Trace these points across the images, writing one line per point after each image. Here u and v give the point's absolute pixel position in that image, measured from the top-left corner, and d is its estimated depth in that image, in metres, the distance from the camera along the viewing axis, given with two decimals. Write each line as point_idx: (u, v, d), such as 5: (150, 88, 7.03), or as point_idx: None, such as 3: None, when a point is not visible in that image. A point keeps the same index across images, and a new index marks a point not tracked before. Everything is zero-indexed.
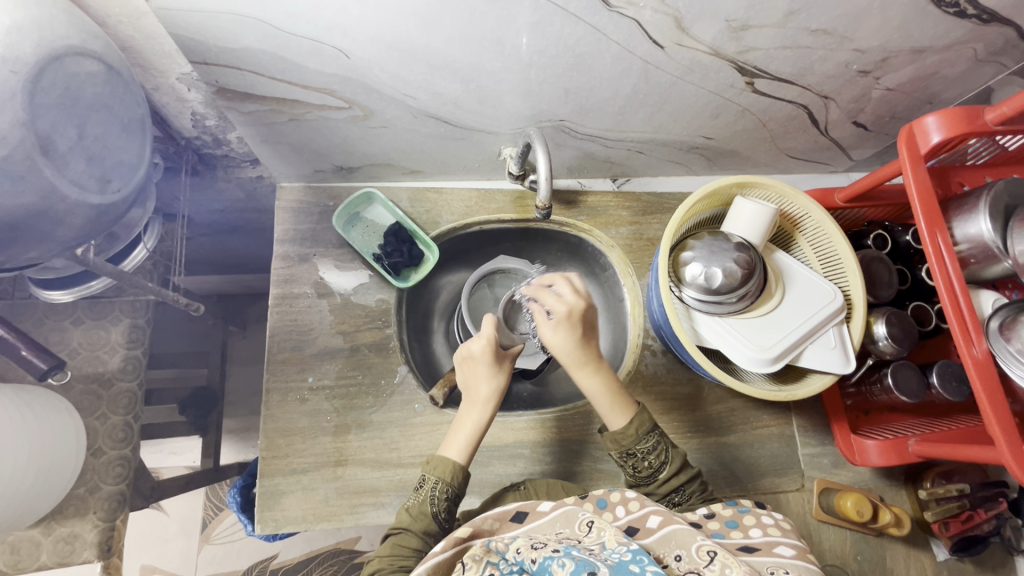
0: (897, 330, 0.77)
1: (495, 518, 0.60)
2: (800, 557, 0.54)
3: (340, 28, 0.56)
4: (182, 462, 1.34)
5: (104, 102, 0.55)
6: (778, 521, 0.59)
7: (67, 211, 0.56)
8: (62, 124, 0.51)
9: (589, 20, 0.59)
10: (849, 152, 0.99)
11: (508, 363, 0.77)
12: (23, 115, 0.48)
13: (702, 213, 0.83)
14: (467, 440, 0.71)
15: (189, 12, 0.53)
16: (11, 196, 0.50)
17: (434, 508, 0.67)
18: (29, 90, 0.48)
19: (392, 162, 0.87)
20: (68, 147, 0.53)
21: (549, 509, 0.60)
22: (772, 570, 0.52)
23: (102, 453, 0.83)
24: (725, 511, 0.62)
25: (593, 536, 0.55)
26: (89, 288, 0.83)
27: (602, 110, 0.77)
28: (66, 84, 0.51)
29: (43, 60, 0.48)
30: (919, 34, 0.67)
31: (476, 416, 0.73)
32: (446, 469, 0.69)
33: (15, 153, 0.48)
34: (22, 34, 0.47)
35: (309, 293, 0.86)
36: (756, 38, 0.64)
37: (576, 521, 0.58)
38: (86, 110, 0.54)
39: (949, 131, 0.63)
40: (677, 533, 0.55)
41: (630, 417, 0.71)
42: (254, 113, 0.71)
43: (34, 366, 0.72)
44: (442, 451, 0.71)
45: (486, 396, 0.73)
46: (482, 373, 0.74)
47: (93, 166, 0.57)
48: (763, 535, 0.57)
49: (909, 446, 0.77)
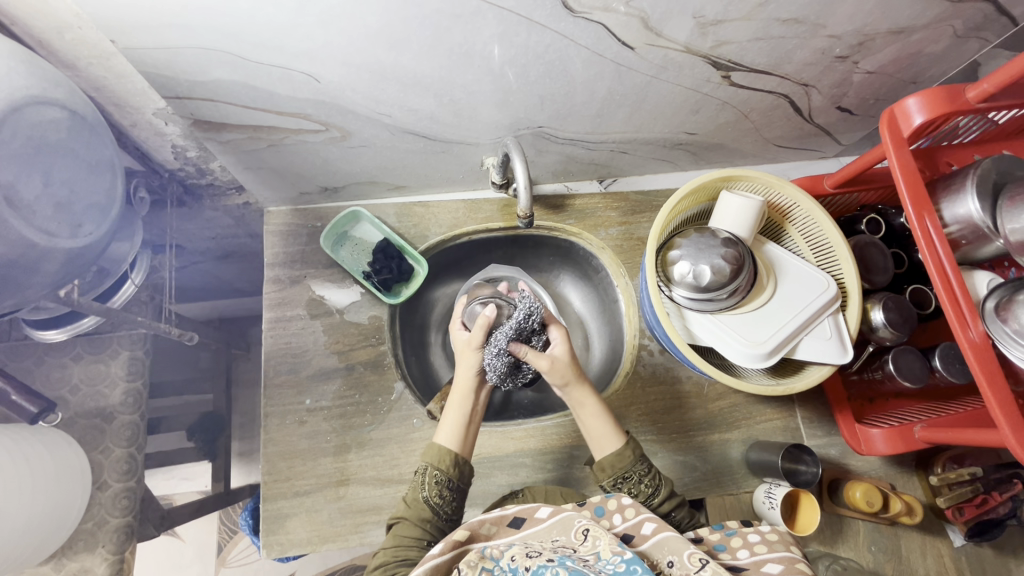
0: (895, 315, 0.76)
1: (493, 522, 0.60)
2: (788, 572, 0.53)
3: (308, 53, 0.56)
4: (194, 487, 1.35)
5: (69, 146, 0.56)
6: (765, 534, 0.58)
7: (42, 256, 0.56)
8: (27, 175, 0.52)
9: (555, 28, 0.59)
10: (837, 137, 0.98)
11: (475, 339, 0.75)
12: None
13: (688, 209, 0.82)
14: (459, 425, 0.71)
15: (155, 50, 0.54)
16: None
17: (425, 494, 0.67)
18: None
19: (376, 180, 0.87)
20: (34, 196, 0.53)
21: (547, 516, 0.60)
22: None
23: (108, 487, 0.83)
24: (712, 535, 0.60)
25: (588, 545, 0.55)
26: (81, 326, 0.85)
27: (581, 114, 0.77)
28: (30, 132, 0.51)
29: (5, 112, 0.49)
30: (894, 15, 0.66)
31: (458, 399, 0.73)
32: (438, 455, 0.68)
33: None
34: None
35: (302, 314, 0.86)
36: (726, 32, 0.63)
37: (573, 528, 0.58)
38: (51, 157, 0.54)
39: (931, 112, 0.62)
40: (670, 540, 0.55)
41: (623, 438, 0.71)
42: (232, 142, 0.72)
43: (25, 410, 0.75)
44: (435, 439, 0.71)
45: (469, 385, 0.74)
46: (472, 361, 0.75)
47: (62, 212, 0.57)
48: (751, 555, 0.56)
49: (915, 432, 0.75)
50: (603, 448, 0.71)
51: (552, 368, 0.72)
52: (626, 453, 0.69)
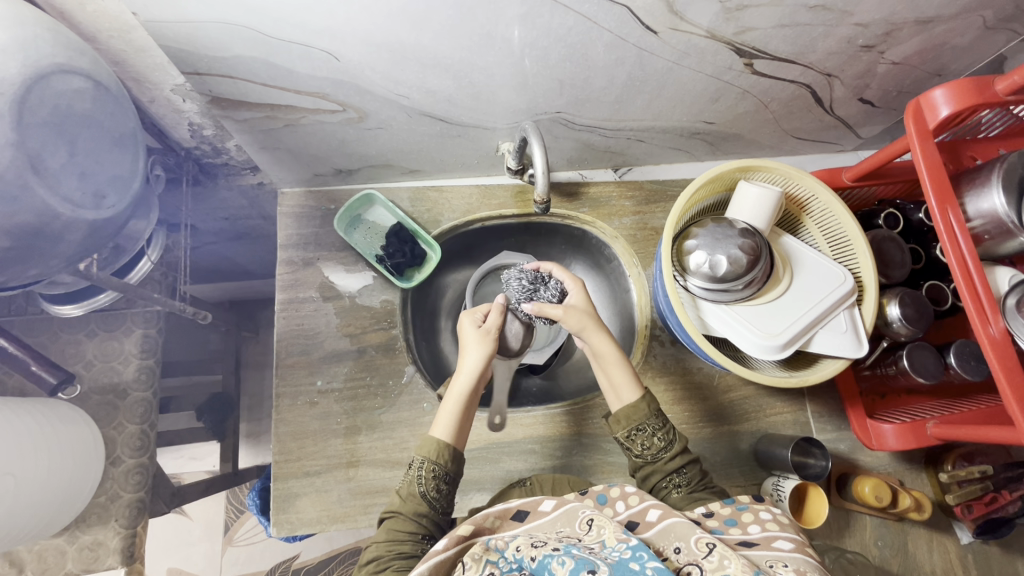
0: (911, 311, 0.76)
1: (496, 516, 0.60)
2: (799, 550, 0.52)
3: (328, 31, 0.56)
4: (203, 466, 1.37)
5: (94, 118, 0.56)
6: (776, 516, 0.58)
7: (63, 228, 0.56)
8: (52, 144, 0.52)
9: (578, 9, 0.58)
10: (857, 130, 0.97)
11: (489, 329, 0.77)
12: (12, 136, 0.48)
13: (705, 199, 0.81)
14: (453, 419, 0.71)
15: (177, 23, 0.53)
16: (6, 216, 0.50)
17: (422, 488, 0.66)
18: (18, 111, 0.48)
19: (391, 163, 0.87)
20: (59, 164, 0.53)
21: (550, 509, 0.60)
22: (770, 563, 0.50)
23: (121, 462, 0.84)
24: (723, 510, 0.60)
25: (593, 534, 0.55)
26: (97, 302, 0.85)
27: (599, 100, 0.76)
28: (55, 102, 0.51)
29: (29, 80, 0.49)
30: (924, 4, 0.64)
31: (460, 394, 0.72)
32: (435, 449, 0.68)
33: (6, 173, 0.48)
34: (8, 54, 0.47)
35: (315, 296, 0.86)
36: (751, 18, 0.62)
37: (577, 520, 0.58)
38: (76, 127, 0.54)
39: (958, 104, 0.61)
40: (677, 525, 0.55)
41: (641, 391, 0.71)
42: (250, 120, 0.71)
43: (43, 380, 0.75)
44: (431, 431, 0.70)
45: (471, 377, 0.73)
46: (477, 352, 0.75)
47: (86, 182, 0.57)
48: (761, 531, 0.56)
49: (928, 428, 0.75)
50: (620, 398, 0.71)
51: (567, 314, 0.75)
52: (642, 406, 0.69)
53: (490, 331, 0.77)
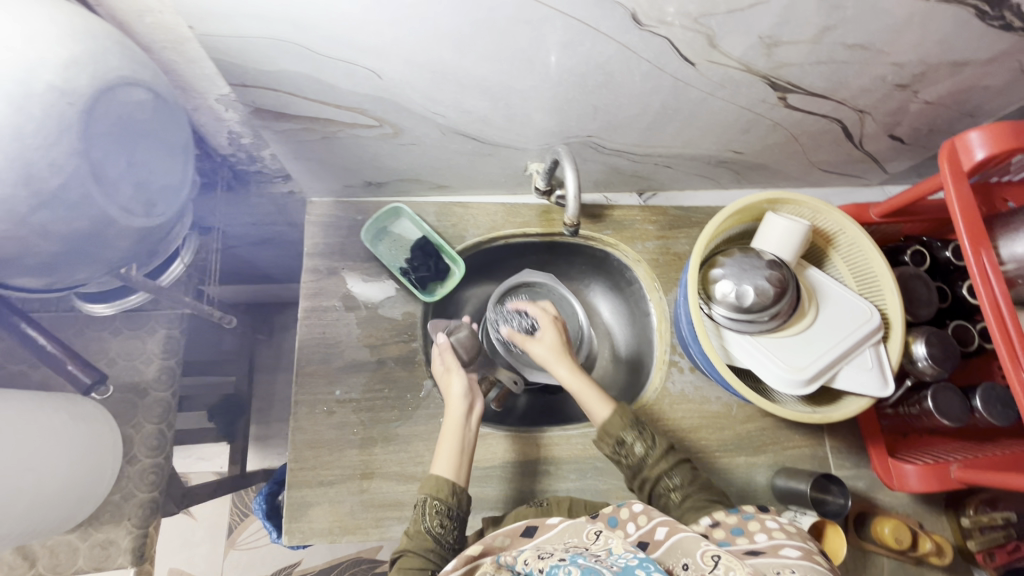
0: (937, 350, 0.75)
1: (506, 535, 0.62)
2: (806, 557, 0.50)
3: (374, 50, 0.57)
4: (211, 467, 1.37)
5: (153, 130, 0.58)
6: (785, 525, 0.56)
7: (115, 236, 0.59)
8: (114, 152, 0.54)
9: (619, 39, 0.59)
10: (884, 165, 0.97)
11: (456, 365, 0.79)
12: (79, 146, 0.50)
13: (732, 228, 0.81)
14: (452, 453, 0.71)
15: (230, 38, 0.55)
16: (65, 221, 0.53)
17: (427, 525, 0.66)
18: (85, 121, 0.50)
19: (420, 178, 0.88)
20: (117, 174, 0.55)
21: (558, 522, 0.61)
22: (779, 569, 0.48)
23: (137, 461, 0.84)
24: (729, 520, 0.60)
25: (600, 544, 0.53)
26: (128, 302, 0.86)
27: (630, 126, 0.77)
28: (119, 113, 0.53)
29: (99, 93, 0.51)
30: (961, 47, 0.65)
31: (454, 432, 0.73)
32: (435, 484, 0.68)
33: (71, 180, 0.51)
34: (80, 66, 0.49)
35: (338, 306, 0.87)
36: (788, 54, 0.63)
37: (585, 532, 0.57)
38: (136, 138, 0.56)
39: (994, 147, 0.61)
40: (684, 541, 0.53)
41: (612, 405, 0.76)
42: (288, 131, 0.73)
43: (78, 380, 0.76)
44: (431, 468, 0.71)
45: (459, 413, 0.75)
46: (456, 385, 0.77)
47: (139, 191, 0.59)
48: (768, 539, 0.55)
49: (951, 471, 0.74)
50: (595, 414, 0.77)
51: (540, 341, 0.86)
52: (614, 417, 0.74)
53: (457, 368, 0.78)
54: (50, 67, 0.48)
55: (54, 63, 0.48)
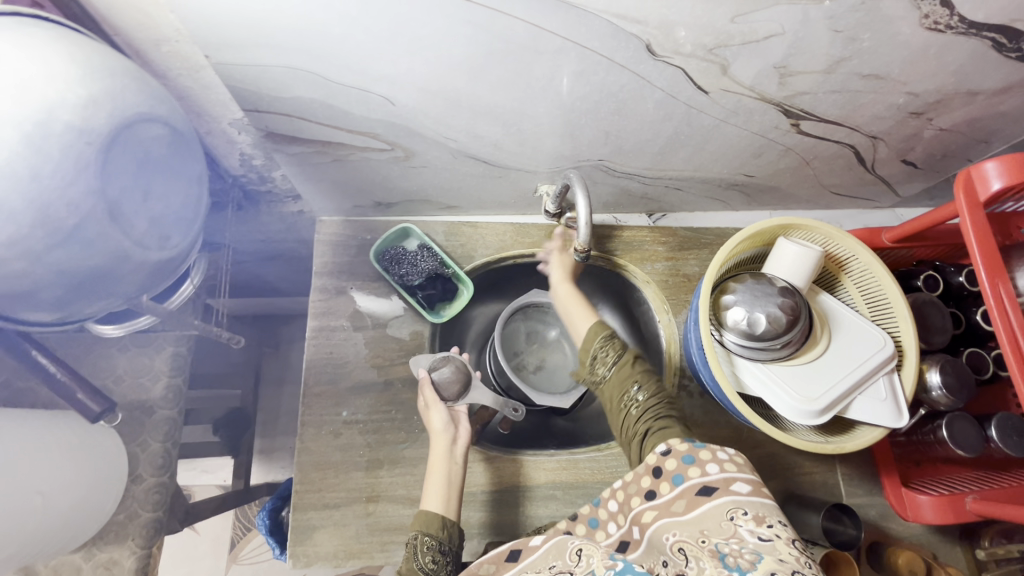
0: (952, 379, 0.74)
1: (490, 561, 0.57)
2: (758, 493, 0.51)
3: (389, 79, 0.57)
4: (214, 480, 1.35)
5: (168, 163, 0.58)
6: (733, 454, 0.55)
7: (131, 269, 0.58)
8: (129, 191, 0.54)
9: (634, 69, 0.59)
10: (896, 188, 0.96)
11: (433, 399, 0.78)
12: (96, 184, 0.50)
13: (743, 252, 0.80)
14: (441, 487, 0.70)
15: (246, 67, 0.55)
16: (79, 259, 0.52)
17: (419, 562, 0.63)
18: (102, 160, 0.50)
19: (430, 199, 0.88)
20: (134, 210, 0.55)
21: (541, 542, 0.57)
22: (731, 516, 0.49)
23: (142, 480, 0.84)
24: (681, 446, 0.57)
25: (582, 565, 0.52)
26: (137, 323, 0.83)
27: (642, 151, 0.76)
28: (137, 150, 0.54)
29: (117, 128, 0.51)
30: (977, 77, 0.64)
31: (439, 468, 0.72)
32: (426, 521, 0.67)
33: (86, 222, 0.51)
34: (97, 105, 0.49)
35: (346, 325, 0.87)
36: (803, 83, 0.63)
37: (567, 550, 0.55)
38: (153, 172, 0.56)
39: (1011, 178, 0.61)
40: (657, 535, 0.53)
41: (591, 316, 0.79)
42: (299, 154, 0.73)
43: (87, 408, 0.76)
44: (422, 505, 0.69)
45: (443, 448, 0.73)
46: (438, 418, 0.76)
47: (155, 226, 0.59)
48: (720, 470, 0.53)
49: (967, 503, 0.73)
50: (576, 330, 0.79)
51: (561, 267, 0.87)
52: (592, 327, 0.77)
53: (435, 403, 0.78)
54: (68, 106, 0.48)
55: (74, 101, 0.48)
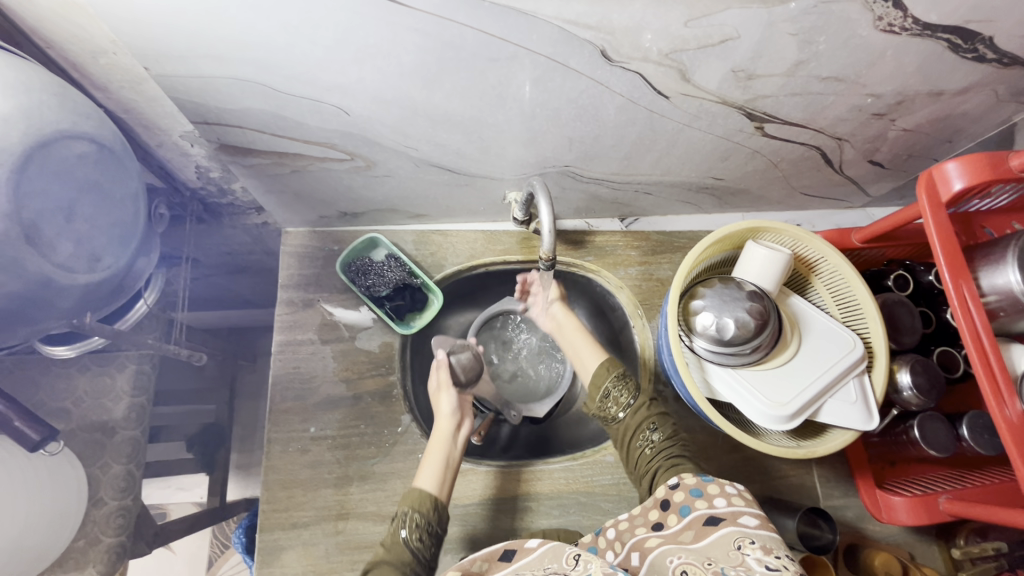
0: (923, 380, 0.74)
1: (484, 559, 0.54)
2: (764, 526, 0.51)
3: (340, 88, 0.56)
4: (190, 498, 1.27)
5: (94, 181, 0.57)
6: (742, 491, 0.56)
7: (59, 292, 0.58)
8: (49, 215, 0.53)
9: (591, 75, 0.58)
10: (866, 188, 0.96)
11: (446, 383, 0.81)
12: (8, 207, 0.49)
13: (713, 256, 0.80)
14: (436, 470, 0.70)
15: (189, 78, 0.53)
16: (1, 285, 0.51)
17: (405, 536, 0.63)
18: (14, 181, 0.49)
19: (397, 208, 0.87)
20: (55, 234, 0.54)
21: (538, 545, 0.54)
22: (738, 543, 0.50)
23: (103, 504, 0.82)
24: (689, 481, 0.58)
25: (580, 569, 0.49)
26: (91, 344, 0.78)
27: (607, 157, 0.76)
28: (58, 168, 0.53)
29: (32, 148, 0.50)
30: (936, 78, 0.64)
31: (440, 447, 0.72)
32: (418, 497, 0.66)
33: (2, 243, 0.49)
34: (11, 124, 0.48)
35: (313, 339, 0.85)
36: (763, 86, 0.62)
37: (564, 556, 0.51)
38: (76, 193, 0.55)
39: (972, 179, 0.60)
40: (659, 559, 0.53)
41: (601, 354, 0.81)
42: (257, 166, 0.71)
43: (26, 437, 0.71)
44: (415, 483, 0.69)
45: (447, 427, 0.75)
46: (447, 402, 0.79)
47: (82, 247, 0.58)
48: (728, 504, 0.54)
49: (940, 503, 0.72)
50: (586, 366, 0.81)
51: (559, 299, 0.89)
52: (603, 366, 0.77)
53: (447, 385, 0.81)
54: None
55: None
